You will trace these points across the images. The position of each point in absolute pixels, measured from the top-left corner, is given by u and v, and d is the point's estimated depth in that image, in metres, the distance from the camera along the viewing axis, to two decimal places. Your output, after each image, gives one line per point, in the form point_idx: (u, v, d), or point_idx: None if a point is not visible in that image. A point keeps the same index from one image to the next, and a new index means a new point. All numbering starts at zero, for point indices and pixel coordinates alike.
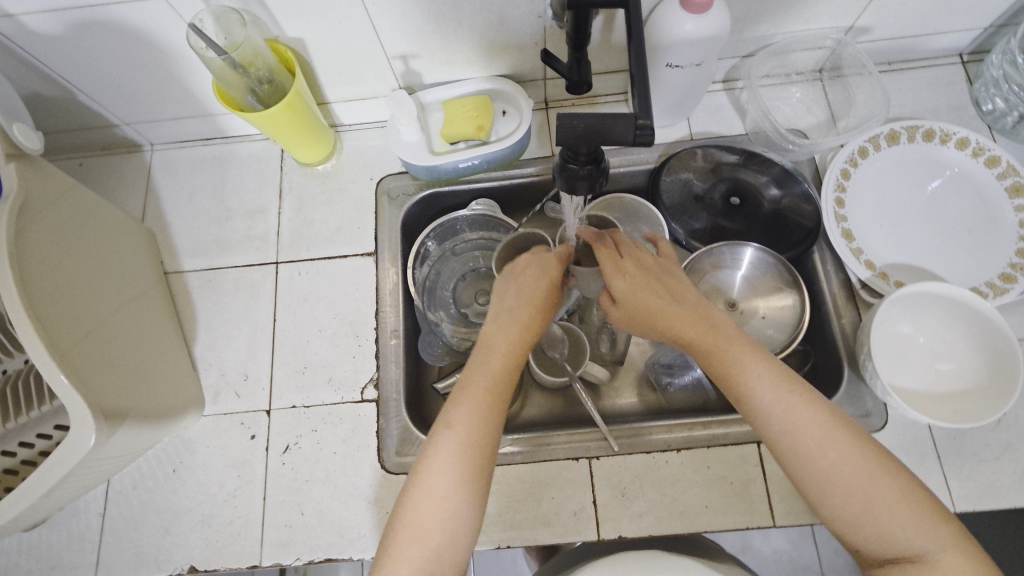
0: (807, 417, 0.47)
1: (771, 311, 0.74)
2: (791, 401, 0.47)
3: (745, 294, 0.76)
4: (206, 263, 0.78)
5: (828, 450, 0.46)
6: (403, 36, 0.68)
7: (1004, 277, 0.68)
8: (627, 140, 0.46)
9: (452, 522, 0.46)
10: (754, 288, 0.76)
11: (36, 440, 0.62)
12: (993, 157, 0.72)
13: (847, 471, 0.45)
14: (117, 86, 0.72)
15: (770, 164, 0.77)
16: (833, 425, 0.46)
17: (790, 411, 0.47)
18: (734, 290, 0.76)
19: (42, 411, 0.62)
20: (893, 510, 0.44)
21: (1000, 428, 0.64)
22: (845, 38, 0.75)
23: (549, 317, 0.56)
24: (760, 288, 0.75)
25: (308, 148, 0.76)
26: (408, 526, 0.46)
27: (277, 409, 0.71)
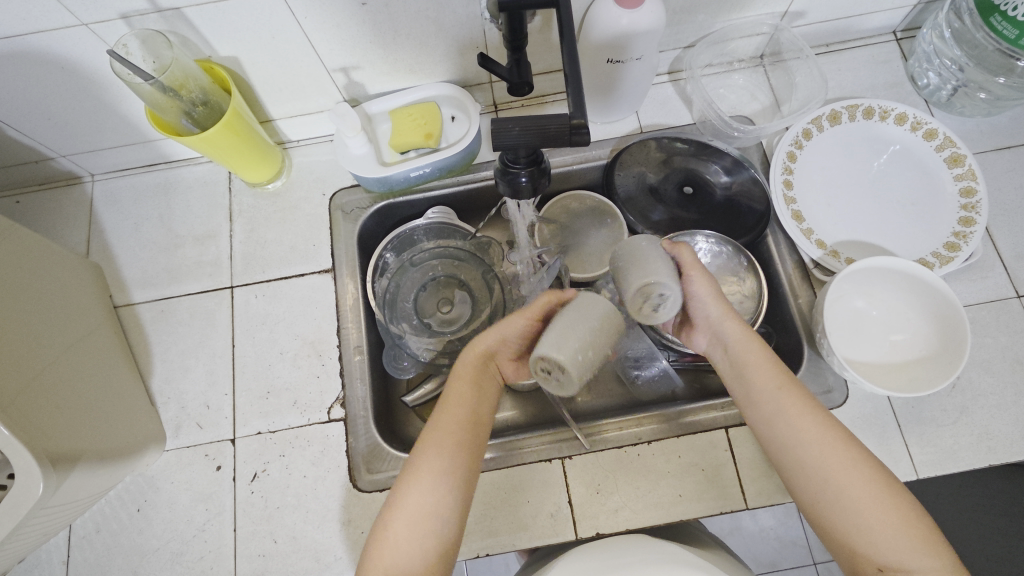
0: (817, 435, 0.49)
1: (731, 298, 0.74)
2: (798, 419, 0.51)
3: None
4: (158, 293, 0.76)
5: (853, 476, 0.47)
6: (341, 48, 0.67)
7: (949, 246, 0.70)
8: (563, 140, 0.47)
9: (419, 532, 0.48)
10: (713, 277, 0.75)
11: None
12: (931, 130, 0.74)
13: (851, 486, 0.47)
14: (47, 118, 0.69)
15: (720, 154, 0.78)
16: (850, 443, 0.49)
17: (802, 428, 0.50)
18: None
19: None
20: (887, 524, 0.45)
21: (956, 393, 0.66)
22: (782, 24, 0.76)
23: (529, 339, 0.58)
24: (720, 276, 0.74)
25: (256, 168, 0.75)
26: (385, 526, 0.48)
27: (242, 437, 0.70)
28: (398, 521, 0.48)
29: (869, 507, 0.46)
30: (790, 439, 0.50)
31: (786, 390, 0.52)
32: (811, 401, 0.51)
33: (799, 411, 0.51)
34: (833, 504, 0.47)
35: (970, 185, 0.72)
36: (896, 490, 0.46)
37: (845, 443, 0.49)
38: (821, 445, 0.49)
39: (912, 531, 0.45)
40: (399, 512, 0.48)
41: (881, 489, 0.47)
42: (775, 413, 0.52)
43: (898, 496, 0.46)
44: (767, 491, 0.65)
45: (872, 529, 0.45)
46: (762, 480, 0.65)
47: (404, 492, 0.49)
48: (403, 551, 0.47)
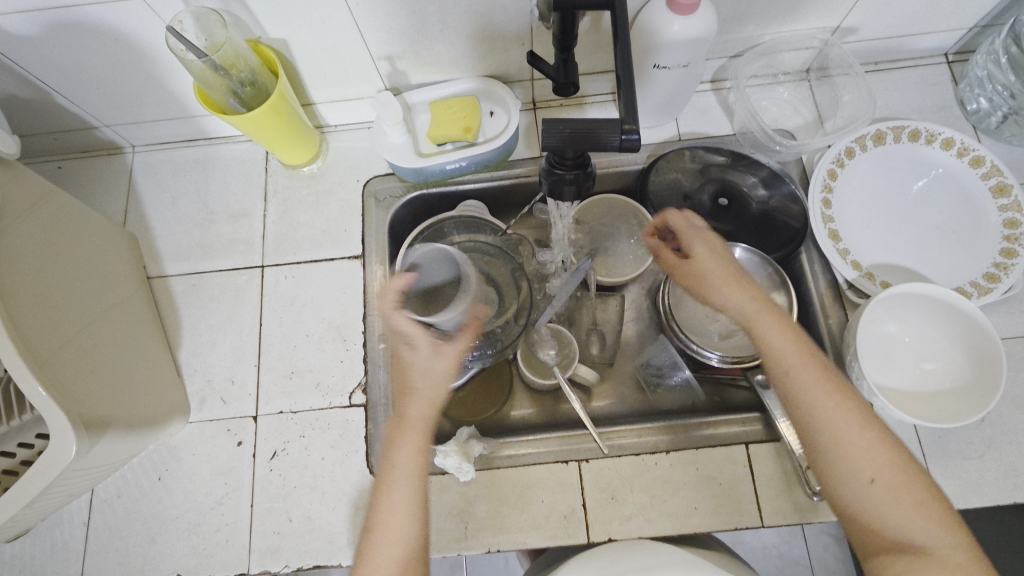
0: (840, 413, 0.49)
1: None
2: (821, 390, 0.50)
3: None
4: (190, 267, 0.77)
5: (869, 453, 0.48)
6: (388, 37, 0.67)
7: (988, 276, 0.69)
8: (613, 145, 0.46)
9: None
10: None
11: (17, 450, 0.60)
12: (978, 157, 0.73)
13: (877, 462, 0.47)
14: (95, 88, 0.70)
15: (758, 166, 0.77)
16: (867, 419, 0.49)
17: (828, 405, 0.50)
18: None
19: (7, 428, 0.60)
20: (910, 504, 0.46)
21: (984, 427, 0.65)
22: (832, 39, 0.75)
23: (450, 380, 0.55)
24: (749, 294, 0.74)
25: (293, 151, 0.75)
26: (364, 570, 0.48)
27: (264, 415, 0.71)
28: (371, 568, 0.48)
29: (890, 483, 0.47)
30: (811, 410, 0.50)
31: (808, 366, 0.52)
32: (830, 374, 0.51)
33: (823, 385, 0.51)
34: (858, 480, 0.47)
35: (1014, 217, 0.70)
36: (910, 472, 0.47)
37: (867, 423, 0.49)
38: (844, 422, 0.49)
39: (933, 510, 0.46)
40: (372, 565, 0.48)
41: (902, 466, 0.47)
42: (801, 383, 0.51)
43: (912, 479, 0.47)
44: (783, 510, 0.65)
45: (892, 503, 0.46)
46: (779, 499, 0.65)
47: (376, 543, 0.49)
48: None
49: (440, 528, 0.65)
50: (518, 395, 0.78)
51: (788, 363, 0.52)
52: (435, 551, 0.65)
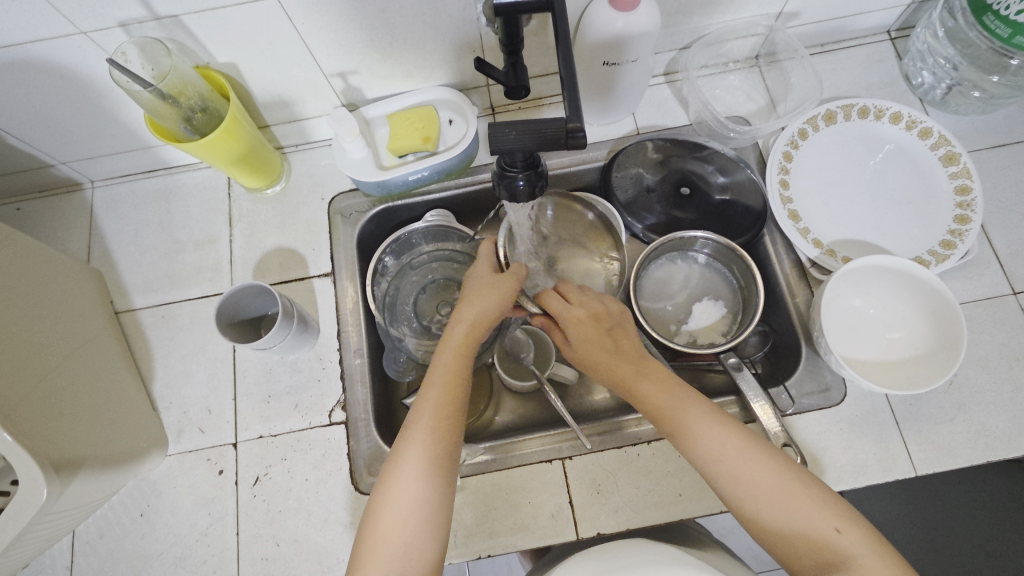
0: (728, 449, 0.51)
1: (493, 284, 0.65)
2: (701, 430, 0.53)
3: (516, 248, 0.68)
4: (158, 299, 0.77)
5: (771, 486, 0.49)
6: (338, 54, 0.68)
7: (945, 243, 0.71)
8: (560, 144, 0.47)
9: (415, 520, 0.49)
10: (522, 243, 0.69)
11: None
12: (925, 128, 0.75)
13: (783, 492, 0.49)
14: (46, 126, 0.70)
15: (715, 155, 0.78)
16: (751, 447, 0.52)
17: (723, 449, 0.51)
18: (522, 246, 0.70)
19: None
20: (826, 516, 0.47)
21: (953, 390, 0.67)
22: (776, 24, 0.76)
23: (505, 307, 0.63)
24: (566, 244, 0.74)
25: (252, 175, 0.75)
26: (377, 522, 0.49)
27: (243, 441, 0.70)
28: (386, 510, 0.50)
29: (837, 516, 0.47)
30: (709, 455, 0.52)
31: (684, 408, 0.55)
32: (707, 412, 0.54)
33: (701, 424, 0.53)
34: (810, 525, 0.47)
35: (964, 183, 0.73)
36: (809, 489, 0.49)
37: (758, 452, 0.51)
38: (732, 458, 0.51)
39: (852, 527, 0.46)
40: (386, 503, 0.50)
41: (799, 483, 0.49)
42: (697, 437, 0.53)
43: (813, 496, 0.48)
44: None
45: (830, 540, 0.46)
46: None
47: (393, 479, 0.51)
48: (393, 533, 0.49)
49: None
50: (501, 398, 0.79)
51: (674, 415, 0.55)
52: None
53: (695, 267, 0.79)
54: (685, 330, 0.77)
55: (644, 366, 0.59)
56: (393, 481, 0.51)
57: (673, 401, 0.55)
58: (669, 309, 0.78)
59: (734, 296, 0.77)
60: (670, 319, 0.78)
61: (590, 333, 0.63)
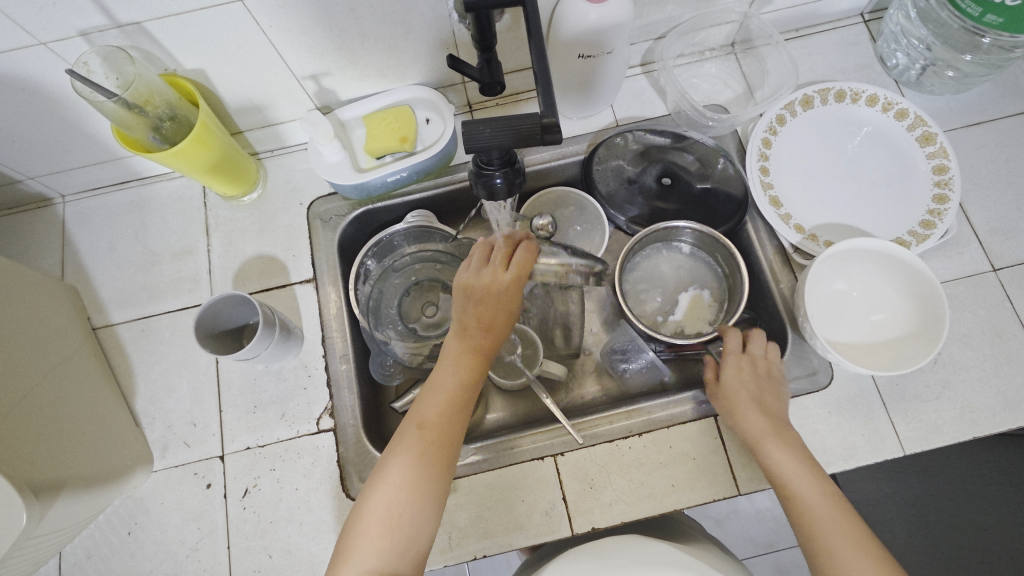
0: (837, 528, 0.51)
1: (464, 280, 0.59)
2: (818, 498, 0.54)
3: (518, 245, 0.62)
4: (136, 313, 0.75)
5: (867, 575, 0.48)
6: (309, 56, 0.66)
7: (924, 224, 0.71)
8: (536, 140, 0.47)
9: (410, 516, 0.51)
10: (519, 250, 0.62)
11: None
12: (901, 110, 0.75)
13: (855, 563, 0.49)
14: (10, 141, 0.68)
15: (695, 144, 0.78)
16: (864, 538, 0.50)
17: (842, 530, 0.51)
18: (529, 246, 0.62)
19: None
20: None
21: (937, 368, 0.67)
22: (750, 11, 0.76)
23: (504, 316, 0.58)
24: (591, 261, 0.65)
25: (227, 183, 0.74)
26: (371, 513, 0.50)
27: (231, 453, 0.69)
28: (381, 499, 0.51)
29: None
30: (815, 522, 0.52)
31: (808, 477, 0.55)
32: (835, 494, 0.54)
33: (821, 499, 0.54)
34: None
35: (942, 163, 0.73)
36: None
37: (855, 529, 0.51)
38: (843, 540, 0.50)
39: None
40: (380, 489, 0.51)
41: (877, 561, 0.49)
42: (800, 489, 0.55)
43: None
44: (759, 475, 0.66)
45: None
46: (753, 465, 0.66)
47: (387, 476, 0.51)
48: (379, 519, 0.50)
49: None
50: (492, 397, 0.78)
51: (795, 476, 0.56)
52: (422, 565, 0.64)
53: (680, 258, 0.79)
54: (674, 321, 0.77)
55: (784, 430, 0.59)
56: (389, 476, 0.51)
57: (803, 472, 0.56)
58: (656, 301, 0.78)
59: (721, 284, 0.77)
60: (657, 310, 0.78)
61: (745, 377, 0.63)
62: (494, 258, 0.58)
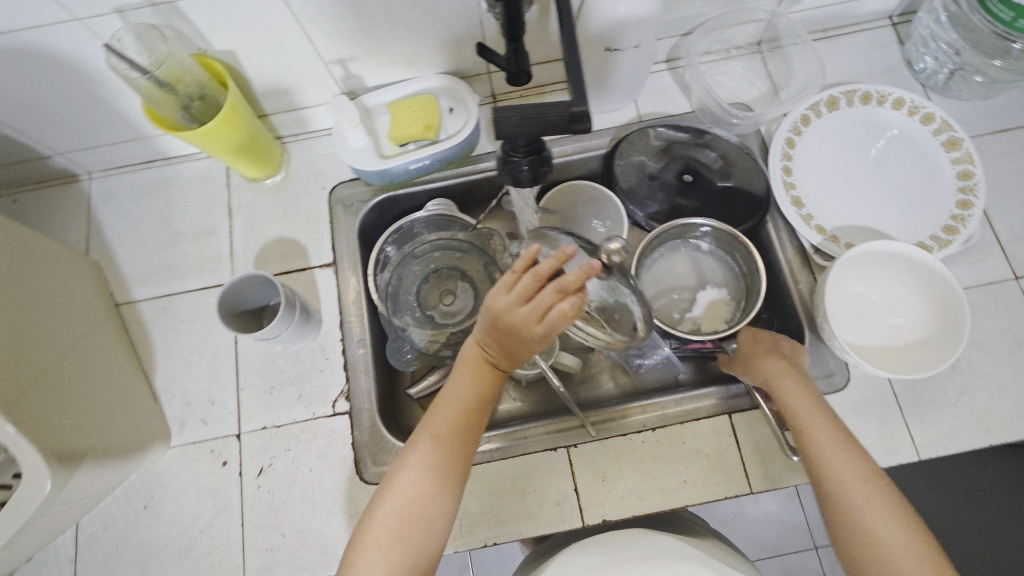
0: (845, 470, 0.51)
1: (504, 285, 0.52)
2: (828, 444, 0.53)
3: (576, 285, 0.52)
4: (158, 290, 0.76)
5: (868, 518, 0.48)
6: (338, 40, 0.67)
7: (947, 229, 0.71)
8: (564, 128, 0.46)
9: (421, 522, 0.50)
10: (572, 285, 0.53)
11: None
12: (928, 114, 0.75)
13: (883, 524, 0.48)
14: (41, 116, 0.69)
15: (720, 141, 0.78)
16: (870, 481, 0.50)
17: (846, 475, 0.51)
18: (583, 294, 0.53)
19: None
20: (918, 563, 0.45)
21: (955, 375, 0.67)
22: (778, 9, 0.76)
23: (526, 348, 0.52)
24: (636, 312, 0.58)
25: (252, 165, 0.74)
26: (381, 513, 0.50)
27: (247, 432, 0.70)
28: (390, 499, 0.51)
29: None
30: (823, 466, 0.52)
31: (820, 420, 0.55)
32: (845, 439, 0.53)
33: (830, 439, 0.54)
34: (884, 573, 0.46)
35: (967, 168, 0.73)
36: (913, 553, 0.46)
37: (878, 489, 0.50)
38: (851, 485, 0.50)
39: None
40: (392, 491, 0.51)
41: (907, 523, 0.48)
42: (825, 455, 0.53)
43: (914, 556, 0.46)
44: (771, 475, 0.66)
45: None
46: (767, 464, 0.66)
47: (399, 478, 0.51)
48: (387, 522, 0.50)
49: None
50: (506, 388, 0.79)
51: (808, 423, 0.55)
52: None
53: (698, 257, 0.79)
54: (692, 318, 0.77)
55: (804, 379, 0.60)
56: (401, 476, 0.51)
57: (811, 418, 0.56)
58: (675, 297, 0.78)
59: (739, 282, 0.76)
60: (675, 306, 0.78)
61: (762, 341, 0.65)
62: (535, 299, 0.48)
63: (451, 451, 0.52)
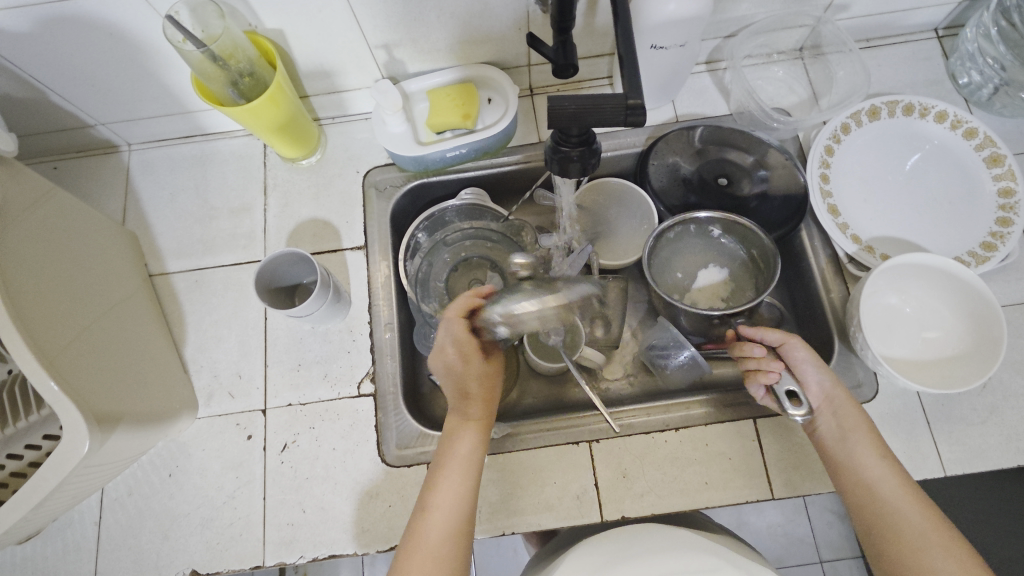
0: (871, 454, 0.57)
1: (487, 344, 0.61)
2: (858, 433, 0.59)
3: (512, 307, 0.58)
4: (191, 264, 0.77)
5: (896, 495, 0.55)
6: (385, 25, 0.67)
7: (986, 245, 0.70)
8: (618, 121, 0.48)
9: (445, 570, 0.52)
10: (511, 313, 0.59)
11: (42, 442, 0.63)
12: (971, 129, 0.73)
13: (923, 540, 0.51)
14: (90, 85, 0.70)
15: (759, 145, 0.77)
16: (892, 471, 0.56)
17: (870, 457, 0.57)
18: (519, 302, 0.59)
19: (30, 420, 0.63)
20: None
21: (986, 393, 0.66)
22: (825, 16, 0.75)
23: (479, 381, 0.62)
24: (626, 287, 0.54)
25: (290, 145, 0.75)
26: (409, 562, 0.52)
27: (273, 408, 0.71)
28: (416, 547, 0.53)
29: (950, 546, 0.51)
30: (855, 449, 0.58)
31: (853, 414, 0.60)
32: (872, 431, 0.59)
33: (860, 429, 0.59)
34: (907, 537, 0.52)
35: (1009, 186, 0.71)
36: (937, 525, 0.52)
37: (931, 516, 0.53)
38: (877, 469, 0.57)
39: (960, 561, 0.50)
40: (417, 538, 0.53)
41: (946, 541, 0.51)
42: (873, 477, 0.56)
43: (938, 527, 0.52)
44: (793, 482, 0.65)
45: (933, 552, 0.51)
46: (789, 471, 0.66)
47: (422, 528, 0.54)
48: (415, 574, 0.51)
49: None
50: (529, 378, 0.79)
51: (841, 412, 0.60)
52: None
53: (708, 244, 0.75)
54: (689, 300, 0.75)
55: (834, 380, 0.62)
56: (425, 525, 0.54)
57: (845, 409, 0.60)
58: (677, 277, 0.76)
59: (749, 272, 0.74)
60: (676, 287, 0.75)
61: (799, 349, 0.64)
62: (455, 338, 0.60)
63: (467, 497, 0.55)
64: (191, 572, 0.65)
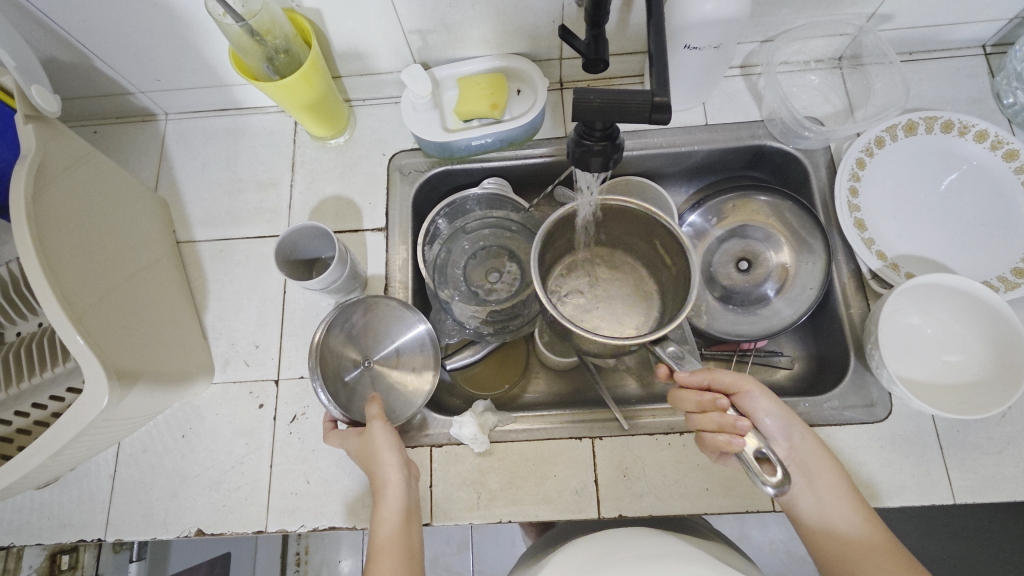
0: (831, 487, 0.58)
1: (419, 360, 0.71)
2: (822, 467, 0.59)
3: (381, 351, 0.71)
4: (217, 233, 0.79)
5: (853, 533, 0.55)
6: (420, 10, 0.68)
7: (1016, 271, 0.68)
8: (644, 117, 0.48)
9: None
10: (392, 346, 0.71)
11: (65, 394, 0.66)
12: (1012, 150, 0.71)
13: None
14: (132, 52, 0.72)
15: (773, 188, 0.78)
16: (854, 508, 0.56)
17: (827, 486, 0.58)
18: (376, 352, 0.71)
19: (56, 372, 0.65)
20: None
21: (1004, 422, 0.65)
22: (867, 26, 0.74)
23: (377, 450, 0.60)
24: (348, 356, 0.70)
25: (319, 124, 0.76)
26: None
27: (285, 378, 0.72)
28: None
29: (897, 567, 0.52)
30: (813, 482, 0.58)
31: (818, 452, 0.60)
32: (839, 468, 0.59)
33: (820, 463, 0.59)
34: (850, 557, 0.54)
35: None
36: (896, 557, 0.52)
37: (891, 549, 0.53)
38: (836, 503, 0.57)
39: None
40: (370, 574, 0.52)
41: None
42: (826, 523, 0.56)
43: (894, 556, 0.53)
44: None
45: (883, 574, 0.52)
46: None
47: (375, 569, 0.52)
48: None
49: (453, 497, 0.67)
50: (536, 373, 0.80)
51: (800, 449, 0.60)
52: (447, 518, 0.66)
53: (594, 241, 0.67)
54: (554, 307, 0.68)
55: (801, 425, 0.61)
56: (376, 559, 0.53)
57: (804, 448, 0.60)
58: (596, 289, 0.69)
59: (673, 291, 0.62)
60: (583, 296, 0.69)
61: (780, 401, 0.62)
62: (343, 439, 0.63)
63: (402, 530, 0.56)
64: (197, 531, 0.67)
